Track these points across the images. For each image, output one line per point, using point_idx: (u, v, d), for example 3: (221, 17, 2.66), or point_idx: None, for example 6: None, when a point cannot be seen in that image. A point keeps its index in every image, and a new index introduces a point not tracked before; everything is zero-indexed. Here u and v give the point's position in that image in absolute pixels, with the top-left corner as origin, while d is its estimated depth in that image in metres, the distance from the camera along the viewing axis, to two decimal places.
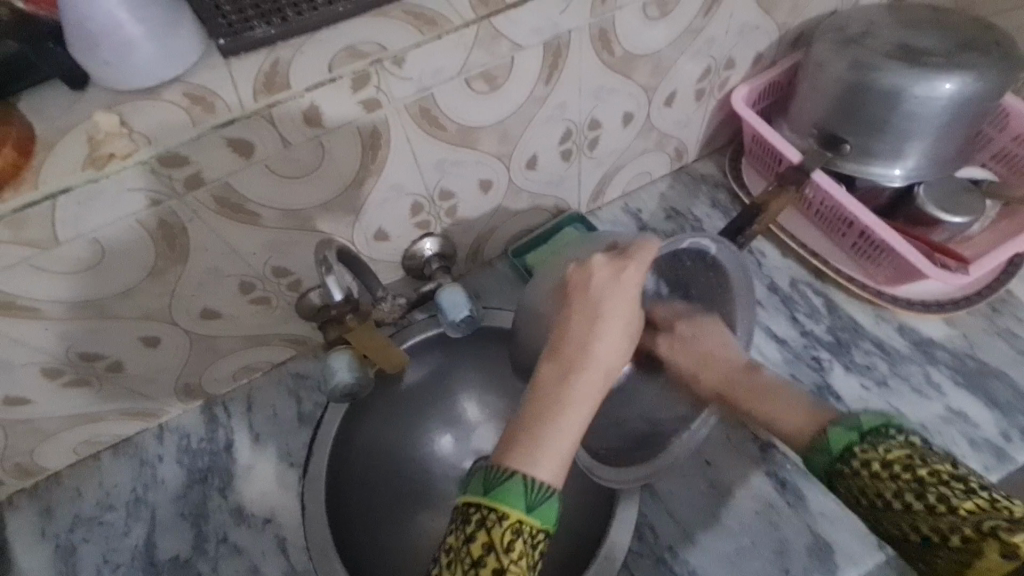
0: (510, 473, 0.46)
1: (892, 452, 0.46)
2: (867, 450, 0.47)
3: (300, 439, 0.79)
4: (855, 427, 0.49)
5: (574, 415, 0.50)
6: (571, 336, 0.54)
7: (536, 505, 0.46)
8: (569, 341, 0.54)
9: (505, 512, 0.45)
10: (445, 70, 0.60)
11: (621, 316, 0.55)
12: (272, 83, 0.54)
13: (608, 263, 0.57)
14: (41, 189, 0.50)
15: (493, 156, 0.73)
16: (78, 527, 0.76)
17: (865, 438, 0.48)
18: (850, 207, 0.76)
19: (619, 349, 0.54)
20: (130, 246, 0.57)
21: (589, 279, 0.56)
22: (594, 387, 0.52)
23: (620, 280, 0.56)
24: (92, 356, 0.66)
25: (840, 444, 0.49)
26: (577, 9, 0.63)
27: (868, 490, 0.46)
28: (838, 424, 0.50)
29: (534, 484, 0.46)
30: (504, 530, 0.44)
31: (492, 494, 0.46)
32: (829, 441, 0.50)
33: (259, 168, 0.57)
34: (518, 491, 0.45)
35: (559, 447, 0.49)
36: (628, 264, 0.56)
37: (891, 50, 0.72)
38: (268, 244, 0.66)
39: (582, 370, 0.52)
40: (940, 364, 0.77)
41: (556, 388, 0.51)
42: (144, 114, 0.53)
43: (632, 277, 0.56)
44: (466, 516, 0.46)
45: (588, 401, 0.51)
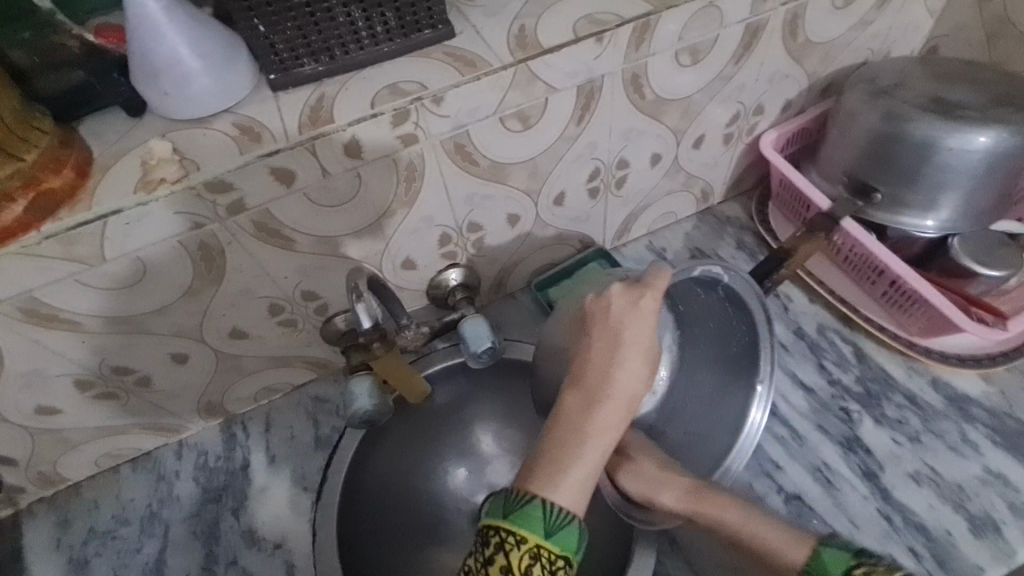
0: (528, 498, 0.48)
1: (888, 573, 0.47)
2: (864, 571, 0.48)
3: (316, 464, 0.79)
4: (844, 548, 0.52)
5: (596, 445, 0.52)
6: (592, 366, 0.55)
7: (554, 529, 0.47)
8: (591, 372, 0.55)
9: (523, 535, 0.47)
10: (481, 109, 0.62)
11: (640, 346, 0.56)
12: (316, 117, 0.57)
13: (623, 294, 0.57)
14: (94, 209, 0.52)
15: (522, 192, 0.74)
16: (93, 540, 0.76)
17: (859, 558, 0.50)
18: (880, 255, 0.75)
19: (640, 378, 0.55)
20: (170, 266, 0.59)
21: (605, 311, 0.57)
22: (616, 414, 0.54)
23: (638, 308, 0.56)
24: (124, 369, 0.67)
25: (839, 567, 0.50)
26: (612, 55, 0.65)
27: None
28: (830, 547, 0.53)
29: (553, 509, 0.48)
30: (523, 555, 0.46)
31: (512, 517, 0.47)
32: (829, 565, 0.51)
33: (297, 196, 0.59)
34: (538, 516, 0.47)
35: (582, 473, 0.51)
36: (644, 292, 0.57)
37: (924, 102, 0.72)
38: (299, 269, 0.67)
39: (604, 400, 0.54)
40: (976, 422, 0.74)
41: (581, 419, 0.53)
42: (196, 143, 0.56)
43: (650, 306, 0.56)
44: (485, 539, 0.47)
45: (610, 428, 0.53)
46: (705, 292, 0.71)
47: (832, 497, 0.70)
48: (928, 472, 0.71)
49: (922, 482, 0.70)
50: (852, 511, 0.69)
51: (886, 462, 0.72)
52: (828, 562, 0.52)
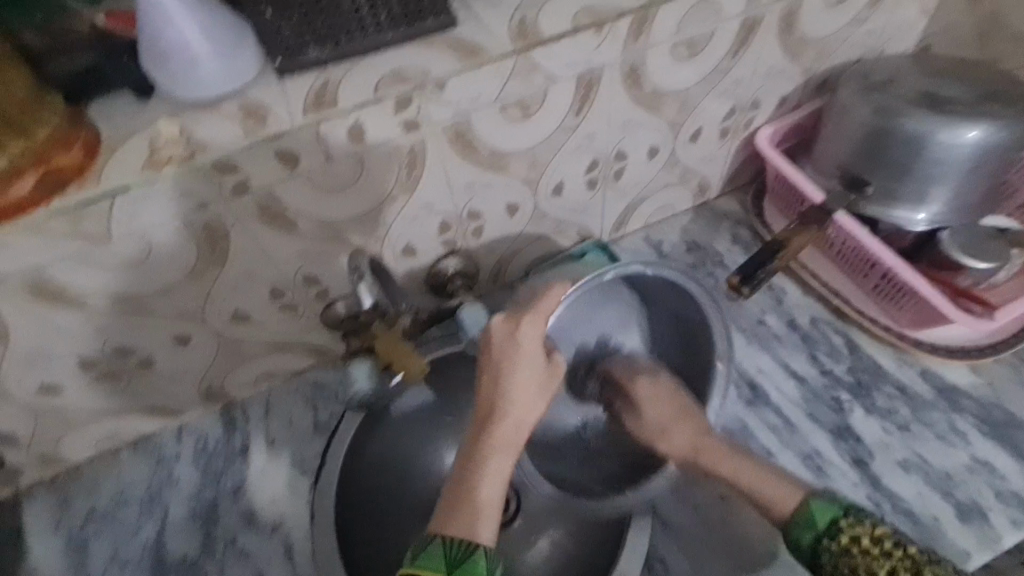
0: (430, 538, 0.53)
1: (878, 529, 0.56)
2: (852, 526, 0.57)
3: (315, 448, 0.80)
4: (834, 502, 0.60)
5: (493, 469, 0.56)
6: (484, 394, 0.59)
7: (456, 562, 0.52)
8: (482, 400, 0.59)
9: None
10: (483, 96, 0.63)
11: (526, 372, 0.59)
12: (320, 101, 0.58)
13: (506, 321, 0.61)
14: (101, 187, 0.53)
15: (522, 181, 0.76)
16: (93, 521, 0.77)
17: (848, 513, 0.58)
18: (873, 248, 0.77)
19: (531, 400, 0.58)
20: (175, 245, 0.60)
21: (490, 340, 0.59)
22: (510, 442, 0.57)
23: (517, 337, 0.59)
24: (126, 350, 0.68)
25: (826, 518, 0.59)
26: (611, 47, 0.66)
27: (857, 566, 0.55)
28: (819, 500, 0.60)
29: (454, 544, 0.52)
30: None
31: (417, 559, 0.53)
32: (814, 515, 0.59)
33: (301, 179, 0.60)
34: (437, 555, 0.52)
35: (484, 506, 0.55)
36: (524, 320, 0.60)
37: (916, 97, 0.74)
38: (301, 253, 0.68)
39: (493, 426, 0.57)
40: (964, 412, 0.75)
41: (476, 447, 0.57)
42: (201, 124, 0.56)
43: (525, 333, 0.59)
44: None
45: (505, 456, 0.57)
46: (648, 279, 0.76)
47: (823, 483, 0.72)
48: (916, 460, 0.72)
49: (910, 469, 0.72)
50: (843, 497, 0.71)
51: (876, 450, 0.74)
52: (817, 514, 0.59)
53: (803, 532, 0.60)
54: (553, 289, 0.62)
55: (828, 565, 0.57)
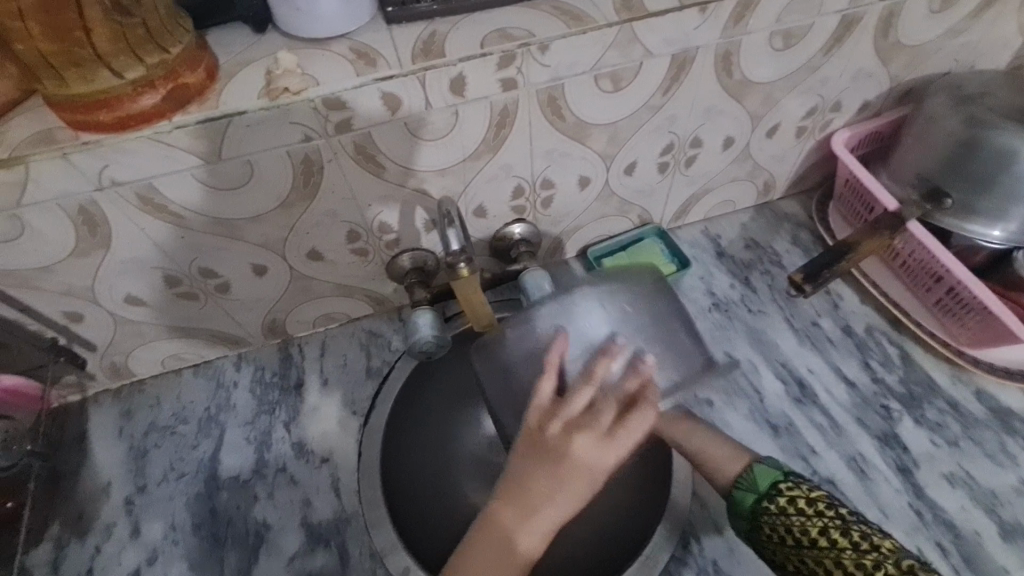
0: None
1: (812, 491, 0.60)
2: (791, 489, 0.61)
3: (366, 391, 0.83)
4: (777, 468, 0.64)
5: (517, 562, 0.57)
6: (534, 493, 0.56)
7: None
8: (531, 498, 0.56)
9: None
10: (581, 64, 0.64)
11: (586, 489, 0.56)
12: (429, 50, 0.60)
13: (587, 438, 0.54)
14: (221, 108, 0.56)
15: (598, 155, 0.77)
16: (153, 433, 0.81)
17: (788, 478, 0.62)
18: (942, 259, 0.76)
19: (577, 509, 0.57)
20: (274, 175, 0.63)
21: (564, 453, 0.54)
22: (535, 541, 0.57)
23: (598, 458, 0.54)
24: (209, 273, 0.72)
25: (768, 482, 0.63)
26: (710, 28, 0.67)
27: (792, 525, 0.59)
28: (763, 464, 0.64)
29: None
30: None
31: None
32: (760, 480, 0.63)
33: (399, 124, 0.63)
34: None
35: None
36: (616, 446, 0.54)
37: (1009, 112, 0.73)
38: (382, 199, 0.71)
39: (534, 525, 0.56)
40: (1018, 435, 0.75)
41: (510, 537, 0.56)
42: (317, 62, 0.59)
43: (610, 458, 0.54)
44: None
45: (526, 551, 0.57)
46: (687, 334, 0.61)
47: (864, 486, 0.72)
48: (963, 475, 0.72)
49: (956, 483, 0.72)
50: (884, 502, 0.71)
51: (922, 460, 0.74)
52: (760, 478, 0.63)
53: (745, 495, 0.63)
54: (652, 420, 0.54)
55: (770, 530, 0.60)
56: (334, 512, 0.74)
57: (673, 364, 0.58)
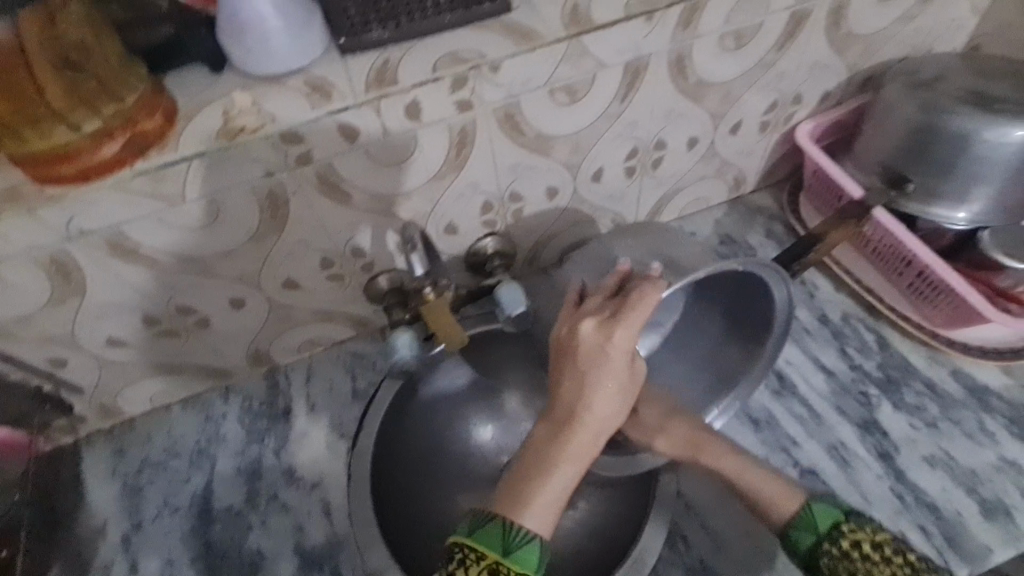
0: (490, 518, 0.55)
1: (878, 534, 0.57)
2: (855, 531, 0.57)
3: (353, 413, 0.84)
4: (837, 507, 0.60)
5: (561, 477, 0.57)
6: (564, 399, 0.60)
7: (514, 548, 0.53)
8: (562, 404, 0.59)
9: (483, 553, 0.53)
10: (534, 80, 0.66)
11: (609, 385, 0.59)
12: (382, 79, 0.61)
13: (597, 329, 0.60)
14: (182, 151, 0.58)
15: (563, 165, 0.78)
16: (146, 470, 0.82)
17: (849, 518, 0.59)
18: (910, 245, 0.77)
19: (610, 413, 0.59)
20: (241, 211, 0.64)
21: (576, 346, 0.60)
22: (581, 450, 0.58)
23: (609, 346, 0.59)
24: (187, 309, 0.73)
25: (828, 523, 0.59)
26: (660, 35, 0.68)
27: (856, 570, 0.55)
28: (819, 502, 0.61)
29: (513, 529, 0.54)
30: (481, 569, 0.52)
31: (474, 535, 0.54)
32: (818, 519, 0.60)
33: (360, 153, 0.64)
34: (497, 534, 0.54)
35: (545, 498, 0.56)
36: (616, 329, 0.59)
37: (963, 95, 0.74)
38: (352, 225, 0.72)
39: (570, 434, 0.58)
40: (995, 413, 0.76)
41: (549, 448, 0.58)
42: (272, 99, 0.60)
43: (621, 342, 0.59)
44: (450, 554, 0.54)
45: (577, 461, 0.58)
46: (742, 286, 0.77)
47: (846, 474, 0.73)
48: (943, 457, 0.73)
49: (936, 465, 0.73)
50: (866, 489, 0.72)
51: (902, 444, 0.74)
52: (819, 518, 0.59)
53: (803, 536, 0.60)
54: (648, 294, 0.59)
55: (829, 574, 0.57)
56: (328, 535, 0.75)
57: (678, 274, 0.66)
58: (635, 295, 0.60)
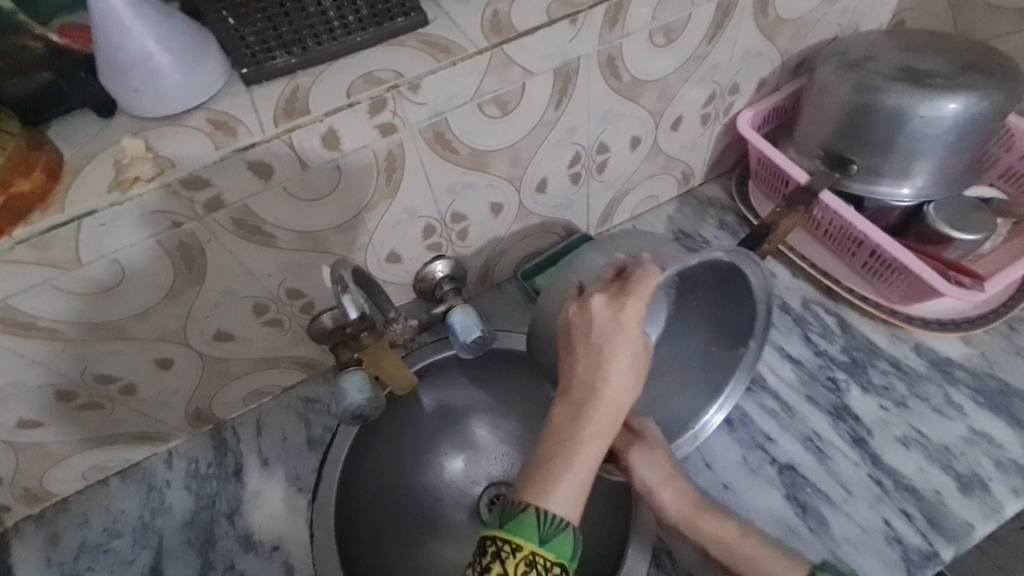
0: (522, 507, 0.49)
1: None
2: None
3: (310, 464, 0.78)
4: None
5: (587, 453, 0.52)
6: (580, 376, 0.54)
7: (549, 537, 0.48)
8: (578, 382, 0.54)
9: (519, 544, 0.47)
10: (459, 95, 0.62)
11: (627, 355, 0.54)
12: (292, 109, 0.56)
13: (607, 304, 0.55)
14: (67, 211, 0.51)
15: (504, 179, 0.74)
16: (84, 555, 0.74)
17: None
18: (861, 226, 0.77)
19: (630, 384, 0.54)
20: (149, 267, 0.58)
21: (589, 322, 0.55)
22: (604, 426, 0.53)
23: (621, 320, 0.54)
24: (108, 378, 0.66)
25: None
26: (587, 37, 0.65)
27: None
28: None
29: (546, 517, 0.48)
30: (519, 563, 0.47)
31: (507, 526, 0.49)
32: None
33: (277, 190, 0.59)
34: (531, 524, 0.48)
35: (572, 481, 0.50)
36: (627, 302, 0.54)
37: (894, 72, 0.73)
38: (281, 265, 0.67)
39: (592, 410, 0.52)
40: (960, 384, 0.76)
41: (570, 427, 0.52)
42: (171, 141, 0.55)
43: (632, 314, 0.54)
44: (483, 548, 0.49)
45: (599, 436, 0.52)
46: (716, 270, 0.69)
47: (824, 465, 0.72)
48: (916, 436, 0.72)
49: (911, 445, 0.72)
50: (845, 479, 0.70)
51: (874, 427, 0.73)
52: None
53: None
54: (653, 272, 0.55)
55: None
56: None
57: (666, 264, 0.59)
58: (636, 277, 0.55)
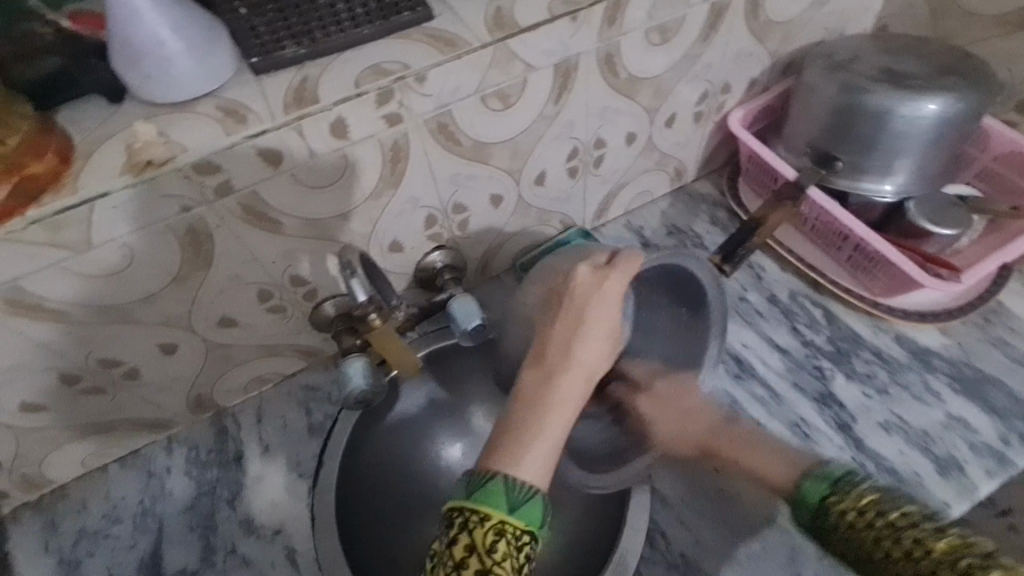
0: (489, 475, 0.49)
1: (864, 497, 0.51)
2: (842, 499, 0.52)
3: (311, 450, 0.79)
4: (825, 477, 0.54)
5: (558, 416, 0.52)
6: (554, 344, 0.56)
7: (518, 503, 0.47)
8: (551, 349, 0.56)
9: (485, 513, 0.47)
10: (463, 88, 0.64)
11: (601, 325, 0.57)
12: (301, 98, 0.58)
13: (591, 274, 0.60)
14: (80, 194, 0.52)
15: (504, 171, 0.76)
16: (84, 541, 0.74)
17: (836, 488, 0.53)
18: (846, 221, 0.80)
19: (603, 353, 0.57)
20: (158, 251, 0.59)
21: (572, 291, 0.59)
22: (574, 391, 0.54)
23: (602, 289, 0.58)
24: (111, 361, 0.67)
25: (815, 495, 0.54)
26: (586, 34, 0.67)
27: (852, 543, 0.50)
28: (810, 477, 0.55)
29: (514, 483, 0.48)
30: (486, 531, 0.46)
31: (474, 495, 0.48)
32: (805, 494, 0.55)
33: (285, 177, 0.60)
34: (500, 491, 0.48)
35: (543, 446, 0.51)
36: (611, 274, 0.59)
37: (877, 74, 0.77)
38: (286, 252, 0.68)
39: (561, 373, 0.54)
40: (938, 372, 0.79)
41: (541, 389, 0.53)
42: (182, 127, 0.56)
43: (614, 286, 0.59)
44: (449, 520, 0.48)
45: (570, 401, 0.53)
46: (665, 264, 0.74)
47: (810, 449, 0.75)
48: (896, 421, 0.76)
49: (891, 430, 0.75)
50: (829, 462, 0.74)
51: (857, 414, 0.77)
52: (810, 492, 0.54)
53: (800, 511, 0.55)
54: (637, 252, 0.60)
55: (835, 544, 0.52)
56: None
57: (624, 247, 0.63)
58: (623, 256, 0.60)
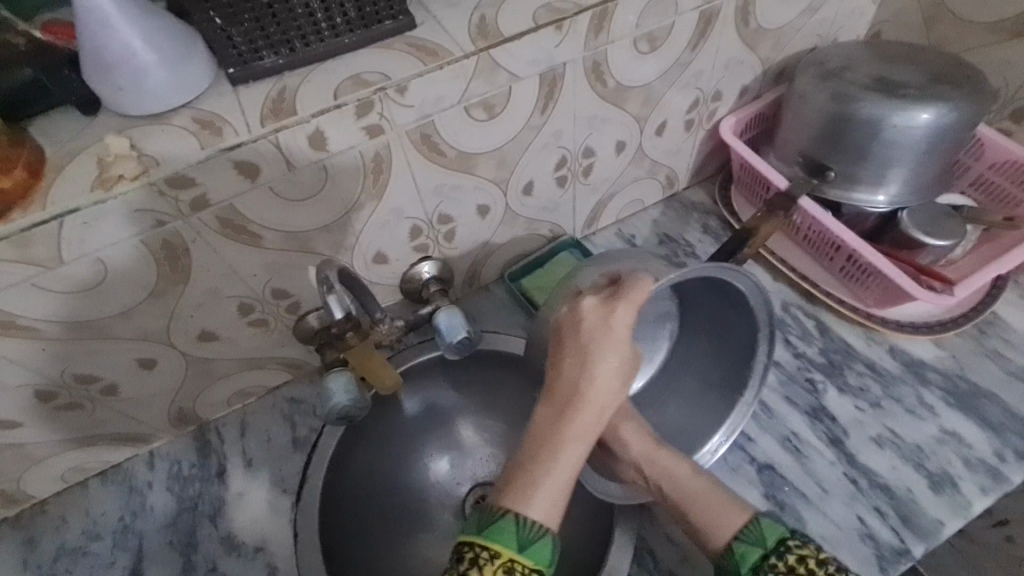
0: (501, 513, 0.50)
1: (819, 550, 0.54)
2: (800, 546, 0.55)
3: (294, 465, 0.78)
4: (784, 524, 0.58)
5: (570, 455, 0.53)
6: (563, 381, 0.55)
7: (526, 543, 0.49)
8: (561, 386, 0.55)
9: (496, 551, 0.48)
10: (446, 98, 0.62)
11: (614, 359, 0.55)
12: (279, 110, 0.57)
13: (599, 306, 0.56)
14: (48, 210, 0.51)
15: (491, 182, 0.75)
16: (62, 558, 0.73)
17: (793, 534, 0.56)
18: (838, 232, 0.79)
19: (616, 389, 0.55)
20: (133, 267, 0.58)
21: (579, 322, 0.56)
22: (586, 430, 0.54)
23: (612, 324, 0.55)
24: (88, 377, 0.66)
25: (774, 537, 0.56)
26: (573, 42, 0.66)
27: None
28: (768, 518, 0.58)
29: (525, 522, 0.49)
30: (496, 568, 0.48)
31: (486, 532, 0.49)
32: (764, 534, 0.57)
33: (263, 190, 0.59)
34: (510, 530, 0.49)
35: (553, 486, 0.51)
36: (619, 307, 0.55)
37: (870, 82, 0.76)
38: (267, 266, 0.67)
39: (575, 414, 0.53)
40: (932, 385, 0.78)
41: (552, 428, 0.53)
42: (157, 140, 0.54)
43: (621, 320, 0.55)
44: (461, 554, 0.49)
45: (581, 439, 0.53)
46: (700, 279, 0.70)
47: (802, 464, 0.73)
48: (889, 435, 0.75)
49: (884, 445, 0.74)
50: (821, 478, 0.72)
51: (850, 428, 0.75)
52: (768, 533, 0.57)
53: (750, 547, 0.57)
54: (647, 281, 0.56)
55: None
56: None
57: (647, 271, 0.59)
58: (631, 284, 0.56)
